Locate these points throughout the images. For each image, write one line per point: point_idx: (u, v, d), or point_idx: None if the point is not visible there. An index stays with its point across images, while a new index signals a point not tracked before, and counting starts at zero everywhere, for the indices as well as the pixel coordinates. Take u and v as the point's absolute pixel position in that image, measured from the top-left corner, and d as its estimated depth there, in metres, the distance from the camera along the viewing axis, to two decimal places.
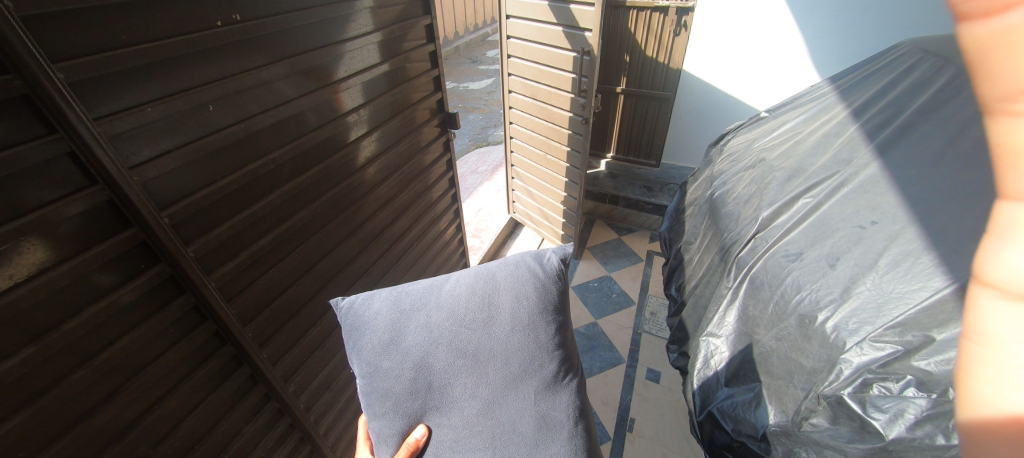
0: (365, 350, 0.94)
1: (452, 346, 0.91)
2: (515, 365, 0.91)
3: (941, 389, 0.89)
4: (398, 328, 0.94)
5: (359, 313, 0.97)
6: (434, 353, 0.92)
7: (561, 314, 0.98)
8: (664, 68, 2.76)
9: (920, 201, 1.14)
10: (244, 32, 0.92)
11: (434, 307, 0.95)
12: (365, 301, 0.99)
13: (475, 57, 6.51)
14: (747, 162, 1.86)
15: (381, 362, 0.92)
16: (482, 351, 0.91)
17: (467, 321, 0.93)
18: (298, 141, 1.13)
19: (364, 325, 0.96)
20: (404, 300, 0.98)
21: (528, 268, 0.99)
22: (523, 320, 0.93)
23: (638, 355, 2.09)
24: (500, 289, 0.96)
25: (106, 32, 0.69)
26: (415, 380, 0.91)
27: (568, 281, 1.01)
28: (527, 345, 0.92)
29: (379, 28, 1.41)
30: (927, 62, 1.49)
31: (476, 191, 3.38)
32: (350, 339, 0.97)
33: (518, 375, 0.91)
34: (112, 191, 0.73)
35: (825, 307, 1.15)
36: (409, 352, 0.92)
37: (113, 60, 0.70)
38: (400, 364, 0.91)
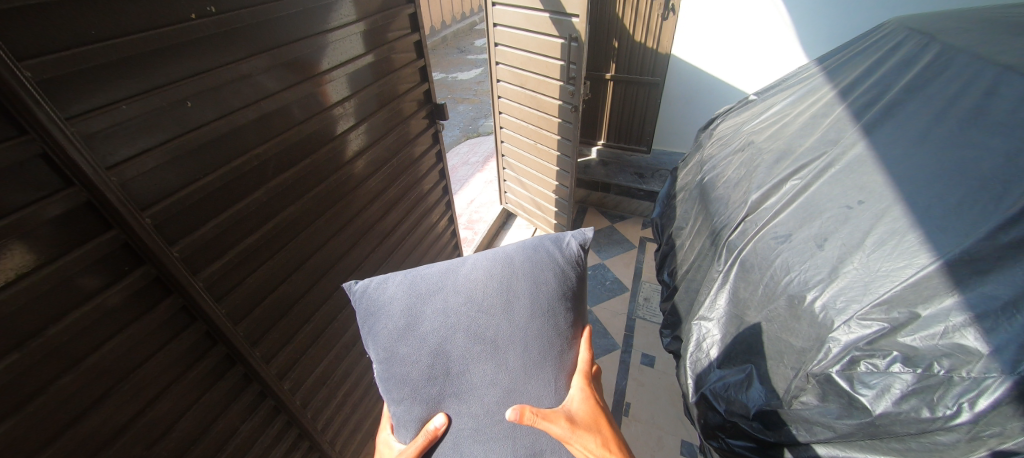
0: (377, 333, 0.93)
1: (471, 330, 0.90)
2: (536, 349, 0.91)
3: (926, 364, 0.92)
4: (415, 312, 0.92)
5: (374, 296, 0.97)
6: (452, 337, 0.90)
7: (579, 296, 1.00)
8: (653, 53, 2.74)
9: (905, 179, 1.15)
10: (220, 24, 0.89)
11: (451, 291, 0.94)
12: (380, 284, 0.99)
13: (463, 47, 6.43)
14: (736, 145, 1.87)
15: (397, 347, 0.90)
16: (502, 336, 0.90)
17: (486, 304, 0.92)
18: (283, 136, 1.11)
19: (379, 308, 0.95)
20: (419, 285, 0.96)
21: (546, 252, 1.00)
22: (543, 304, 0.94)
23: (632, 341, 2.12)
24: (517, 273, 0.96)
25: (73, 27, 0.67)
26: (433, 365, 0.89)
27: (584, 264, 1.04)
28: (547, 328, 0.93)
29: (363, 17, 1.38)
30: (913, 41, 1.49)
31: (468, 183, 3.36)
32: (366, 322, 0.97)
33: (538, 358, 0.91)
34: (90, 192, 0.71)
35: (814, 286, 1.16)
36: (426, 337, 0.90)
37: (85, 57, 0.67)
38: (416, 350, 0.89)
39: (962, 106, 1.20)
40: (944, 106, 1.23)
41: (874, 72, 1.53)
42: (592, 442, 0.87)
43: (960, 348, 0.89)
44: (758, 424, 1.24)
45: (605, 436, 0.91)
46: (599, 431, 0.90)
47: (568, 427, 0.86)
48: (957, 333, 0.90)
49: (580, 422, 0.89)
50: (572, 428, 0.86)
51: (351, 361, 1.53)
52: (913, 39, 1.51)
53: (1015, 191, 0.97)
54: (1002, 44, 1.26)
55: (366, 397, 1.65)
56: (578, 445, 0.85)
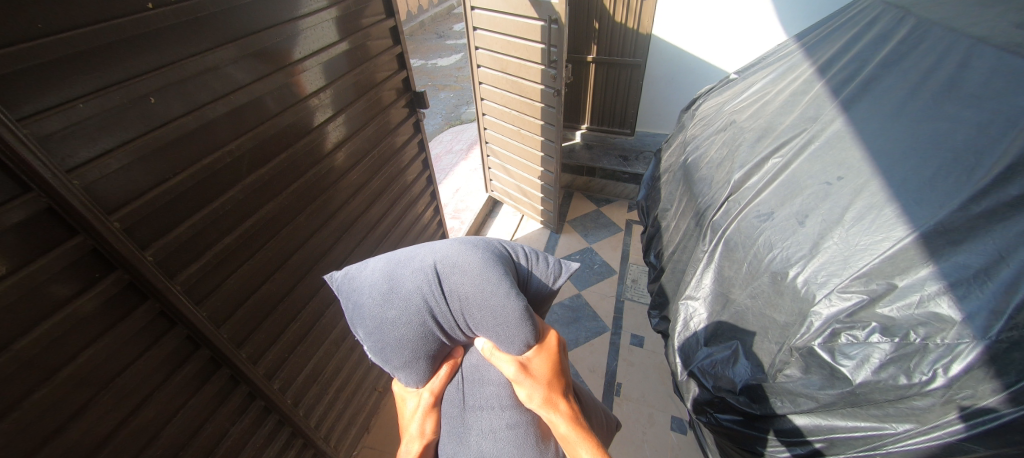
0: (362, 307, 0.88)
1: (447, 291, 0.84)
2: (512, 311, 0.80)
3: (903, 333, 0.95)
4: (392, 277, 0.87)
5: (353, 277, 0.95)
6: (431, 297, 0.84)
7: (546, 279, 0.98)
8: (635, 34, 2.70)
9: (883, 154, 1.16)
10: (180, 14, 0.84)
11: (427, 253, 0.89)
12: (360, 267, 0.97)
13: (442, 32, 6.27)
14: (718, 124, 1.87)
15: (381, 314, 0.86)
16: (479, 296, 0.82)
17: (460, 261, 0.85)
18: (256, 130, 1.07)
19: (360, 285, 0.91)
20: (401, 252, 0.94)
21: None
22: None
23: (621, 323, 2.15)
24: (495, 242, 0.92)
25: (21, 21, 0.62)
26: (419, 327, 0.84)
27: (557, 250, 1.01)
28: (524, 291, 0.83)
29: (334, 3, 1.33)
30: (888, 15, 1.50)
31: (452, 172, 3.32)
32: (346, 303, 0.94)
33: (515, 320, 0.81)
34: (50, 198, 0.67)
35: (796, 263, 1.18)
36: (406, 299, 0.84)
37: (35, 52, 0.63)
38: (396, 313, 0.84)
39: (938, 77, 1.20)
40: (920, 78, 1.24)
41: (851, 48, 1.54)
42: (540, 390, 0.86)
43: (935, 316, 0.92)
44: (744, 398, 1.28)
45: (558, 384, 0.88)
46: (552, 379, 0.87)
47: (518, 372, 0.84)
48: (932, 301, 0.93)
49: (534, 372, 0.86)
50: (520, 372, 0.84)
51: (341, 357, 1.52)
52: (889, 13, 1.51)
53: (987, 159, 0.99)
54: (975, 15, 1.26)
55: (359, 390, 1.65)
56: (524, 388, 0.85)
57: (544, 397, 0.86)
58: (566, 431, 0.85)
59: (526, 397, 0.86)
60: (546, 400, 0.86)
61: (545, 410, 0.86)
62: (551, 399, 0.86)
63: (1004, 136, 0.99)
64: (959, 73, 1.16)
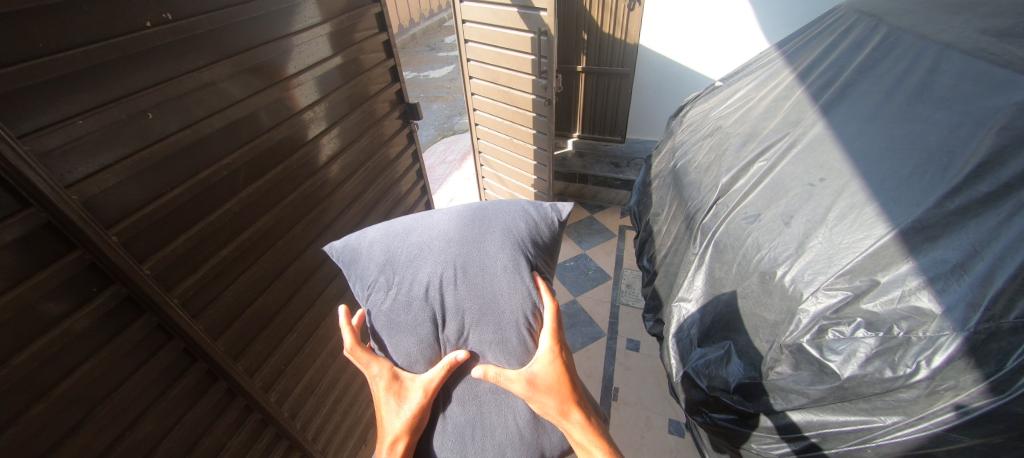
0: (363, 273, 0.99)
1: (442, 262, 0.94)
2: (504, 282, 0.93)
3: (887, 327, 0.97)
4: (392, 251, 0.98)
5: (355, 248, 1.03)
6: (426, 268, 0.94)
7: (548, 244, 1.06)
8: (622, 44, 2.78)
9: (861, 155, 1.21)
10: (177, 32, 0.86)
11: (424, 229, 1.00)
12: (359, 237, 1.05)
13: (432, 44, 6.37)
14: (705, 130, 1.93)
15: (384, 283, 0.95)
16: (473, 262, 0.94)
17: (457, 238, 0.97)
18: (252, 143, 1.09)
19: (361, 256, 1.01)
20: (399, 225, 1.03)
21: (520, 204, 1.06)
22: (511, 239, 0.98)
23: (617, 327, 2.16)
24: (489, 213, 1.02)
25: (21, 42, 0.63)
26: (414, 295, 0.92)
27: (558, 227, 1.07)
28: (519, 262, 0.96)
29: (327, 19, 1.36)
30: (862, 23, 1.57)
31: (446, 182, 3.35)
32: (350, 273, 1.04)
33: (505, 291, 0.93)
34: (49, 213, 0.68)
35: (783, 262, 1.21)
36: (405, 271, 0.94)
37: (37, 71, 0.65)
38: (393, 280, 0.95)
39: (911, 80, 1.25)
40: (893, 83, 1.29)
41: (829, 55, 1.60)
42: (552, 402, 0.85)
43: (916, 310, 0.94)
44: (738, 396, 1.29)
45: (569, 396, 0.87)
46: (562, 388, 0.86)
47: (527, 388, 0.84)
48: (913, 295, 0.95)
49: (541, 384, 0.85)
50: (531, 389, 0.84)
51: (337, 368, 1.52)
52: (863, 21, 1.58)
53: (959, 158, 1.03)
54: (943, 22, 1.33)
55: (356, 402, 1.65)
56: (537, 404, 0.85)
57: (555, 409, 0.85)
58: (581, 437, 0.86)
59: (539, 410, 0.86)
60: (559, 411, 0.85)
61: (560, 420, 0.86)
62: (565, 410, 0.86)
63: (974, 136, 1.03)
64: (930, 77, 1.21)
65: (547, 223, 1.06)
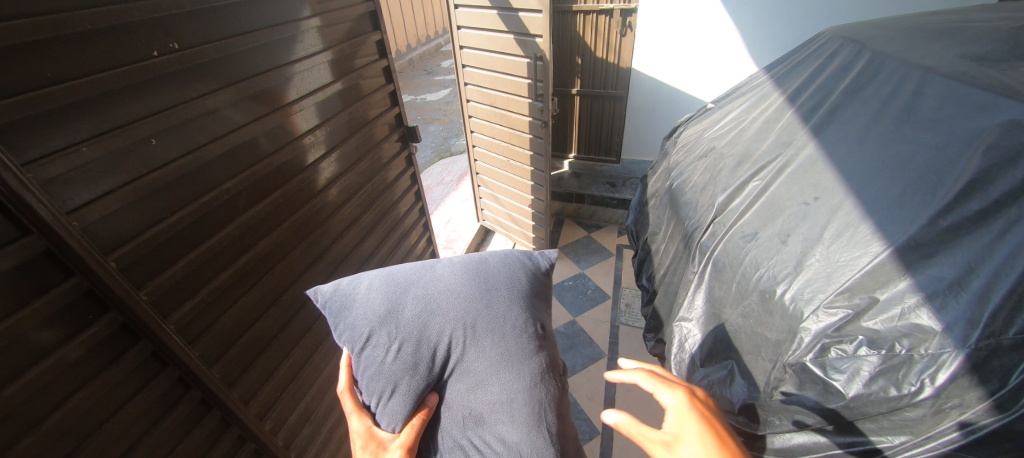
0: (352, 320, 0.97)
1: (449, 318, 0.97)
2: (509, 339, 0.97)
3: (889, 345, 0.97)
4: (394, 302, 0.98)
5: (348, 294, 1.02)
6: (430, 323, 0.96)
7: (544, 296, 1.14)
8: (615, 69, 2.88)
9: (852, 175, 1.24)
10: (184, 61, 0.89)
11: (428, 281, 1.03)
12: (353, 284, 1.05)
13: (430, 69, 6.56)
14: (699, 151, 1.97)
15: (381, 338, 0.93)
16: (483, 321, 0.98)
17: (463, 294, 1.01)
18: (254, 168, 1.10)
19: (353, 304, 1.00)
20: (399, 276, 1.05)
21: (519, 260, 1.15)
22: (515, 297, 1.04)
23: (618, 348, 2.14)
24: (493, 270, 1.09)
25: (27, 73, 0.65)
26: (415, 351, 0.93)
27: (551, 281, 1.18)
28: (524, 321, 1.01)
29: (329, 47, 1.40)
30: (846, 49, 1.64)
31: (443, 202, 3.37)
32: (336, 324, 1.00)
33: (511, 348, 0.96)
34: (49, 239, 0.68)
35: (782, 280, 1.22)
36: (408, 324, 0.95)
37: (44, 99, 0.66)
38: (395, 336, 0.93)
39: (896, 104, 1.30)
40: (879, 106, 1.34)
41: (815, 79, 1.66)
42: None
43: (917, 327, 0.95)
44: (744, 418, 1.28)
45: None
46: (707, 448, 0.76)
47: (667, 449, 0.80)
48: (913, 313, 0.96)
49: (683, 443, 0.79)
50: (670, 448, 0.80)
51: (333, 394, 1.48)
52: (846, 48, 1.65)
53: (948, 177, 1.06)
54: (922, 49, 1.39)
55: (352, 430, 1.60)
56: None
57: None
58: None
59: None
60: None
61: None
62: None
63: (961, 157, 1.06)
64: (914, 101, 1.26)
65: (542, 279, 1.15)
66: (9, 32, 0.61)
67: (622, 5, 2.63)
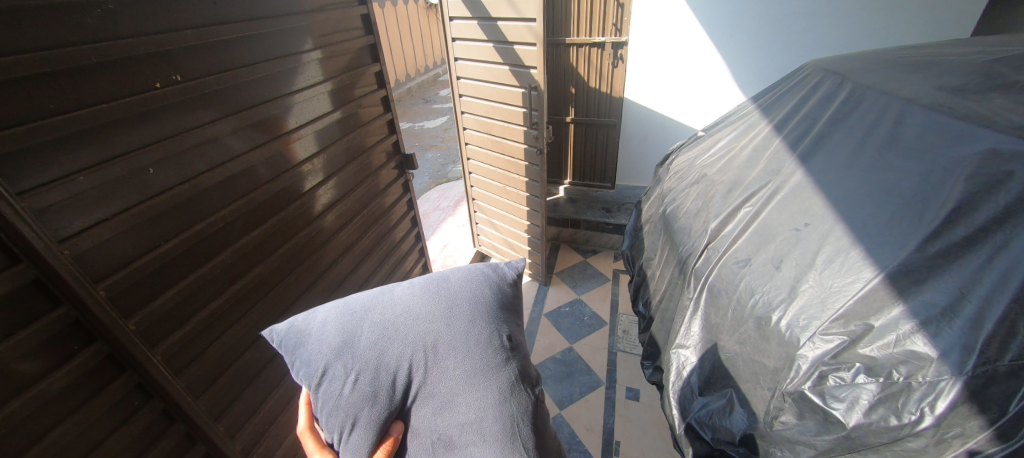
0: (308, 356, 0.94)
1: (407, 341, 0.94)
2: (474, 354, 0.93)
3: (886, 372, 0.96)
4: (350, 331, 0.96)
5: (303, 329, 0.99)
6: (388, 348, 0.93)
7: (513, 305, 1.11)
8: (608, 98, 3.01)
9: (841, 201, 1.26)
10: (185, 92, 0.91)
11: (386, 306, 1.01)
12: (308, 319, 1.01)
13: (429, 97, 6.75)
14: (691, 178, 2.01)
15: (339, 369, 0.91)
16: (444, 340, 0.94)
17: (421, 314, 0.98)
18: (251, 196, 1.11)
19: (309, 339, 0.96)
20: (356, 303, 1.03)
21: (482, 272, 1.14)
22: (477, 310, 1.02)
23: (616, 376, 2.10)
24: (454, 285, 1.07)
25: (26, 106, 0.67)
26: (374, 379, 0.90)
27: (518, 289, 1.17)
28: (488, 334, 0.98)
29: (329, 78, 1.44)
30: (828, 81, 1.72)
31: (440, 228, 3.38)
32: (292, 361, 0.97)
33: (476, 363, 0.92)
34: (38, 268, 0.68)
35: (777, 307, 1.22)
36: (365, 353, 0.92)
37: (41, 131, 0.67)
38: (353, 366, 0.91)
39: (879, 133, 1.35)
40: (863, 135, 1.38)
41: (800, 109, 1.72)
42: None
43: (913, 354, 0.94)
44: (744, 449, 1.30)
45: None
46: None
47: None
48: (908, 340, 0.95)
49: None
50: None
51: None
52: (828, 80, 1.72)
53: (933, 204, 1.08)
54: (900, 82, 1.46)
55: None
56: None
57: None
58: None
59: None
60: None
61: None
62: None
63: (944, 184, 1.10)
64: (896, 130, 1.31)
65: (505, 288, 1.13)
66: (10, 66, 0.63)
67: (613, 39, 2.77)
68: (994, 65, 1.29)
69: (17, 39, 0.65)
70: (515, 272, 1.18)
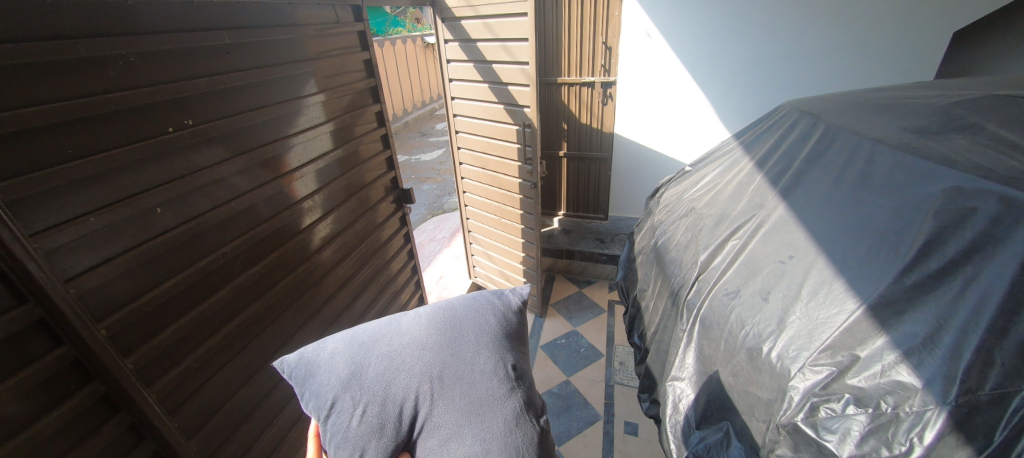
0: (318, 387, 0.96)
1: (414, 371, 0.94)
2: (480, 384, 0.94)
3: (874, 403, 0.98)
4: (358, 362, 0.97)
5: (314, 359, 1.01)
6: (395, 379, 0.93)
7: (518, 334, 1.12)
8: (599, 133, 3.15)
9: (821, 235, 1.32)
10: (196, 135, 0.96)
11: (393, 337, 1.03)
12: (318, 348, 1.03)
13: (425, 131, 6.96)
14: (680, 211, 2.08)
15: (347, 401, 0.92)
16: (450, 371, 0.95)
17: (427, 344, 1.00)
18: (252, 233, 1.14)
19: (319, 369, 0.98)
20: (364, 335, 1.04)
21: (487, 301, 1.16)
22: (483, 339, 1.03)
23: (613, 410, 2.06)
24: (460, 315, 1.09)
25: (45, 152, 0.71)
26: (380, 411, 0.89)
27: (524, 318, 1.17)
28: (494, 363, 0.98)
29: (330, 118, 1.51)
30: (803, 121, 1.83)
31: (435, 259, 3.40)
32: (302, 392, 0.98)
33: (482, 393, 0.92)
34: (43, 308, 0.69)
35: (767, 338, 1.25)
36: (372, 385, 0.93)
37: (55, 176, 0.71)
38: (360, 398, 0.91)
39: (852, 171, 1.43)
40: (838, 172, 1.47)
41: (779, 147, 1.83)
42: None
43: (899, 384, 0.96)
44: None
45: None
46: None
47: None
48: (893, 370, 0.98)
49: None
50: None
51: None
52: (804, 120, 1.84)
53: (907, 238, 1.15)
54: (869, 122, 1.57)
55: None
56: None
57: None
58: None
59: None
60: None
61: None
62: None
63: (915, 219, 1.16)
64: (868, 168, 1.39)
65: (510, 316, 1.14)
66: (33, 116, 0.67)
67: (602, 79, 2.95)
68: (952, 109, 1.39)
69: (39, 91, 0.70)
70: (520, 300, 1.19)
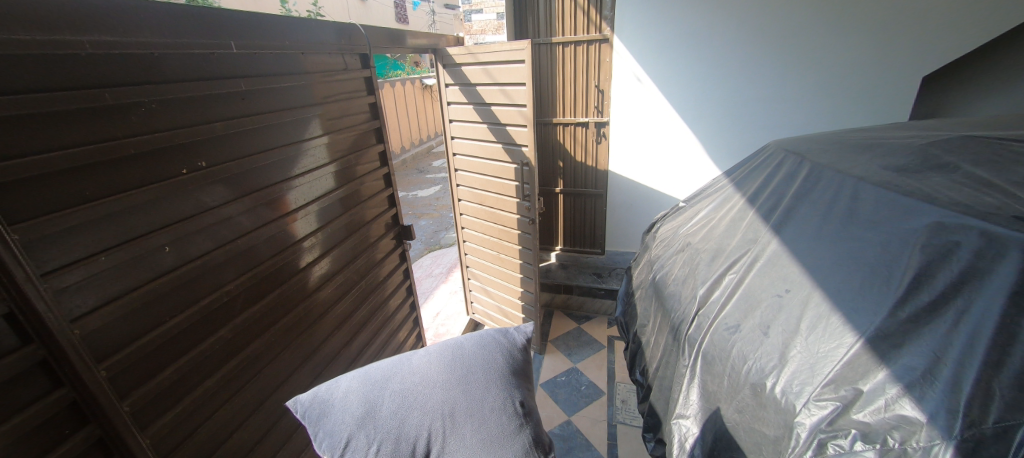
0: (333, 426, 0.95)
1: (427, 409, 0.93)
2: (491, 423, 0.92)
3: (881, 438, 0.97)
4: (371, 400, 0.96)
5: (328, 397, 1.01)
6: (409, 417, 0.92)
7: (525, 371, 1.11)
8: (594, 170, 3.29)
9: (815, 269, 1.36)
10: (207, 176, 1.00)
11: (405, 374, 1.02)
12: (333, 386, 1.03)
13: (423, 168, 7.14)
14: (676, 246, 2.12)
15: (360, 441, 0.90)
16: (462, 408, 0.94)
17: (439, 381, 0.99)
18: (254, 271, 1.16)
19: (334, 408, 0.98)
20: (377, 372, 1.04)
21: (495, 338, 1.15)
22: (493, 377, 1.02)
23: (617, 451, 1.99)
24: (469, 352, 1.08)
25: (64, 195, 0.73)
26: (394, 451, 0.88)
27: (529, 354, 1.16)
28: (505, 402, 0.97)
29: (334, 159, 1.57)
30: (789, 160, 1.93)
31: (433, 295, 3.37)
32: (316, 432, 0.97)
33: (493, 433, 0.90)
34: (48, 350, 0.69)
35: (770, 373, 1.24)
36: (386, 423, 0.91)
37: (67, 217, 0.73)
38: (373, 438, 0.90)
39: (839, 207, 1.50)
40: (826, 208, 1.54)
41: (768, 185, 1.91)
42: None
43: (904, 419, 0.96)
44: None
45: None
46: None
47: None
48: (897, 404, 0.98)
49: None
50: None
51: None
52: (789, 159, 1.94)
53: (896, 271, 1.19)
54: (851, 161, 1.66)
55: None
56: None
57: None
58: None
59: None
60: None
61: None
62: None
63: (903, 253, 1.21)
64: (854, 204, 1.46)
65: (517, 353, 1.13)
66: (57, 159, 0.71)
67: (595, 119, 3.13)
68: (928, 149, 1.48)
69: (64, 136, 0.73)
70: (526, 337, 1.19)
